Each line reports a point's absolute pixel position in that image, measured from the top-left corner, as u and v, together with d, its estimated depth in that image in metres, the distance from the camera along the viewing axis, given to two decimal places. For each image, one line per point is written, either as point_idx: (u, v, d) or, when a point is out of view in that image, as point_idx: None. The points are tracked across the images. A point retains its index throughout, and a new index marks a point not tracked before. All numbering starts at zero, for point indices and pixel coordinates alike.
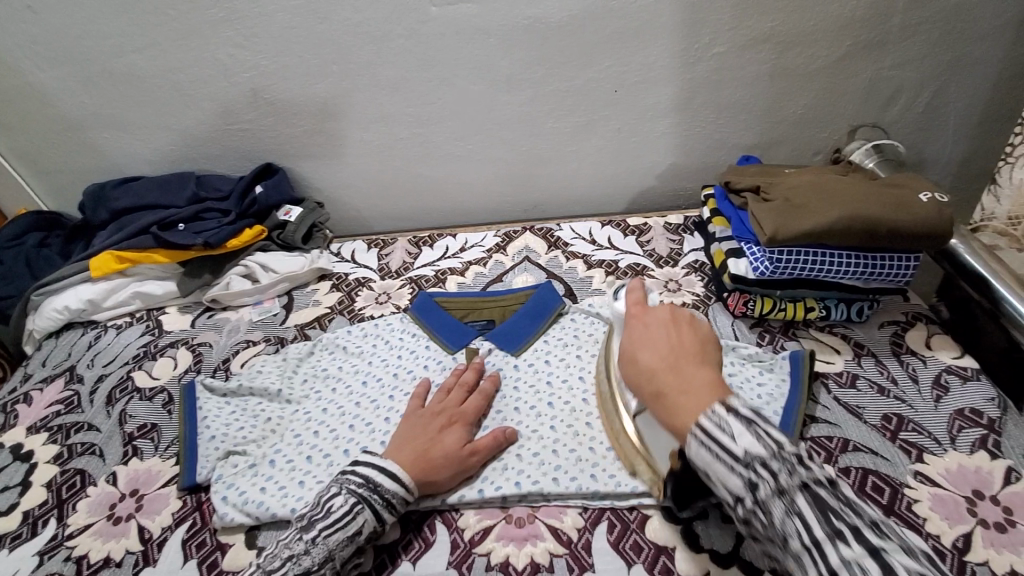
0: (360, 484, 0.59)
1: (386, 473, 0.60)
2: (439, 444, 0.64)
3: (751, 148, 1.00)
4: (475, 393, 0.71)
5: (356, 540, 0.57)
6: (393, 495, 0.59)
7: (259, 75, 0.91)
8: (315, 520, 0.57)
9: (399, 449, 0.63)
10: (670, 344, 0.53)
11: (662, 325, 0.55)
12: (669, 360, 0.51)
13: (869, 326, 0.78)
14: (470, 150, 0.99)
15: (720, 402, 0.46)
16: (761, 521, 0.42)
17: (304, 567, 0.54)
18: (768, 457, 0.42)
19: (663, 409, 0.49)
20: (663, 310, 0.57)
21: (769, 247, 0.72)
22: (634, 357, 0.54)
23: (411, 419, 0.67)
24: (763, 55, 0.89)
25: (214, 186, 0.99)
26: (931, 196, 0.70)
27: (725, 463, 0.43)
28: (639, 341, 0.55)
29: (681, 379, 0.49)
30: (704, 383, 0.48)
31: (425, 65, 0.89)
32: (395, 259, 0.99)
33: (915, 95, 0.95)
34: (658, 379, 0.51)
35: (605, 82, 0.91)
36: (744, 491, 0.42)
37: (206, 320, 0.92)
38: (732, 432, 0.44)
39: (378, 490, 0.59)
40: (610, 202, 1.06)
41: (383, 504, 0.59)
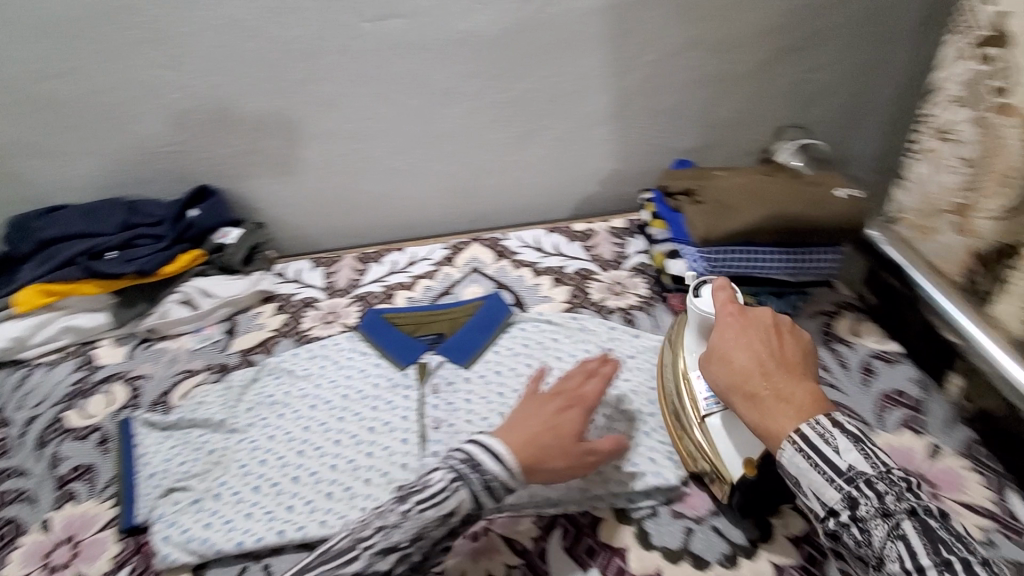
0: (484, 463, 0.55)
1: (496, 454, 0.56)
2: (552, 426, 0.59)
3: (687, 151, 1.03)
4: (594, 377, 0.65)
5: (449, 521, 0.53)
6: (493, 478, 0.55)
7: (189, 96, 0.88)
8: (410, 493, 0.54)
9: (508, 431, 0.58)
10: (769, 353, 0.56)
11: (756, 330, 0.58)
12: (767, 369, 0.55)
13: (802, 317, 0.82)
14: (412, 164, 0.98)
15: (827, 417, 0.51)
16: (854, 538, 0.47)
17: (393, 540, 0.52)
18: (874, 477, 0.47)
19: (756, 412, 0.53)
20: (757, 315, 0.60)
21: (704, 247, 0.75)
22: (729, 359, 0.56)
23: (527, 402, 0.62)
24: (691, 63, 0.93)
25: (146, 211, 0.94)
26: (847, 192, 0.75)
27: (826, 475, 0.48)
28: (734, 344, 0.57)
29: (782, 389, 0.53)
30: (805, 397, 0.52)
31: (361, 81, 0.88)
32: (342, 277, 0.97)
33: (832, 96, 1.00)
34: (754, 382, 0.54)
35: (542, 93, 0.93)
36: (841, 505, 0.48)
37: (143, 351, 0.88)
38: (837, 446, 0.49)
39: (482, 470, 0.55)
40: (556, 209, 1.08)
41: (484, 486, 0.54)
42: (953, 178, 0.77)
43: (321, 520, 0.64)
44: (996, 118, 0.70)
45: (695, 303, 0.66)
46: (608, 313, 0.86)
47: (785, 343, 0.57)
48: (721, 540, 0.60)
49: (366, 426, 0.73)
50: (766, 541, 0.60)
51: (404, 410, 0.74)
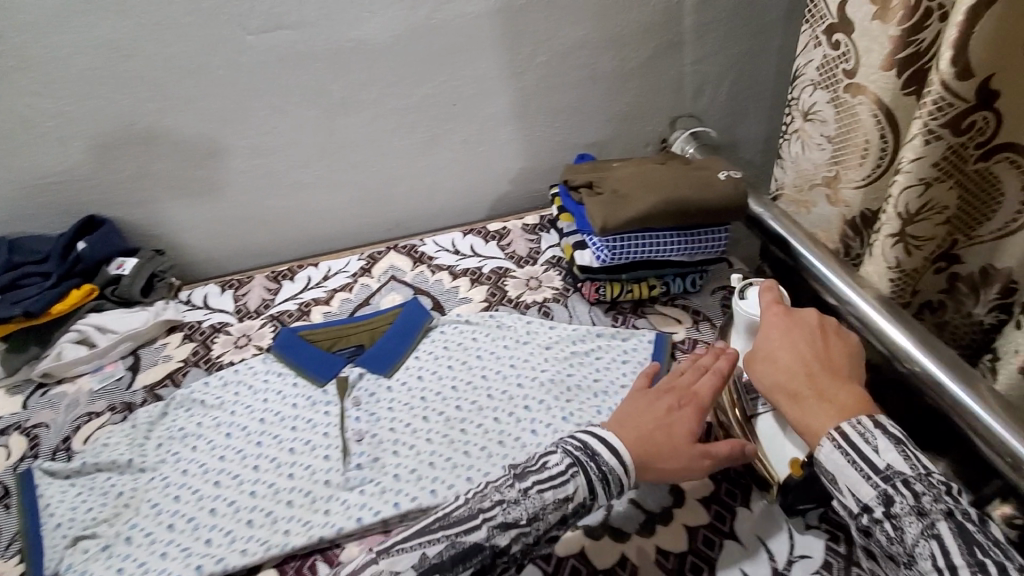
0: (594, 449, 0.57)
1: (608, 445, 0.57)
2: (665, 424, 0.59)
3: (591, 145, 1.07)
4: (709, 372, 0.63)
5: (564, 507, 0.53)
6: (609, 469, 0.56)
7: (64, 123, 0.83)
8: (528, 472, 0.55)
9: (621, 425, 0.60)
10: (813, 353, 0.58)
11: (804, 333, 0.60)
12: (811, 370, 0.57)
13: (704, 294, 0.87)
14: (318, 176, 0.97)
15: (868, 416, 0.52)
16: (888, 534, 0.48)
17: (512, 517, 0.52)
18: (911, 477, 0.48)
19: (797, 410, 0.55)
20: (805, 318, 0.62)
21: (603, 236, 0.78)
22: (776, 361, 0.59)
23: (636, 398, 0.63)
24: (582, 61, 0.97)
25: (32, 249, 0.88)
26: (729, 174, 0.80)
27: (864, 472, 0.49)
28: (779, 344, 0.60)
29: (827, 390, 0.55)
30: (848, 398, 0.54)
31: (252, 95, 0.86)
32: (253, 298, 0.94)
33: (717, 84, 1.07)
34: (797, 383, 0.56)
35: (443, 97, 0.94)
36: (875, 503, 0.48)
37: (39, 398, 0.82)
38: (876, 446, 0.50)
39: (596, 458, 0.56)
40: (471, 210, 1.09)
41: (599, 476, 0.55)
42: (821, 154, 0.80)
43: (243, 549, 0.62)
44: (848, 98, 0.73)
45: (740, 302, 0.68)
46: (525, 309, 0.88)
47: (829, 344, 0.59)
48: (639, 512, 0.63)
49: (287, 448, 0.71)
50: (679, 507, 0.64)
51: (325, 427, 0.73)
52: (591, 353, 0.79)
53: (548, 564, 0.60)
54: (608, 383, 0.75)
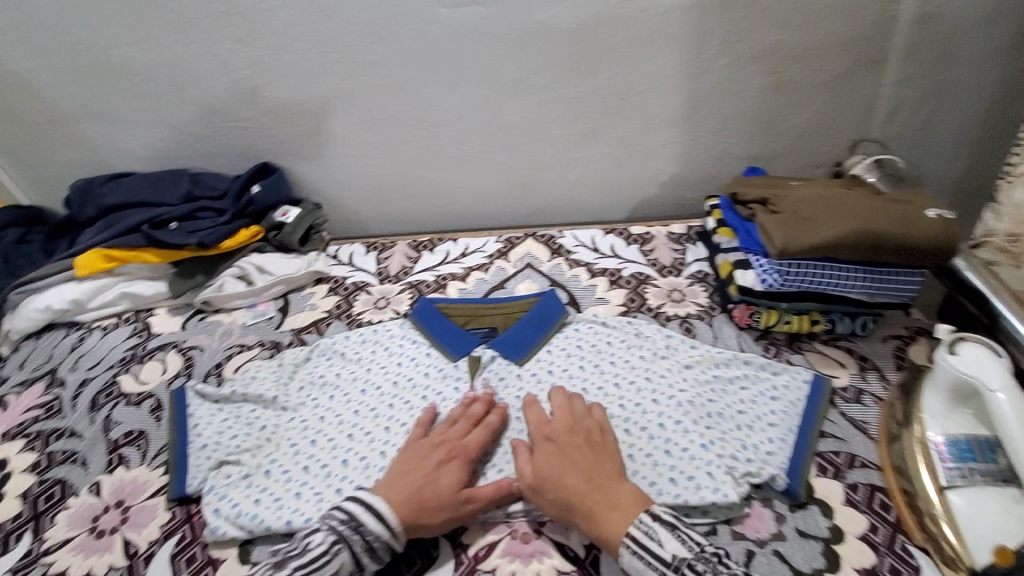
0: (363, 527, 0.56)
1: (375, 514, 0.56)
2: (435, 479, 0.59)
3: (755, 159, 1.00)
4: (481, 427, 0.65)
5: None
6: (375, 538, 0.56)
7: (259, 73, 0.88)
8: (288, 558, 0.54)
9: (390, 485, 0.59)
10: (591, 470, 0.58)
11: (579, 438, 0.61)
12: (593, 484, 0.57)
13: (873, 340, 0.78)
14: (473, 154, 0.97)
15: (647, 513, 0.55)
16: None
17: None
18: (692, 558, 0.52)
19: (593, 525, 0.55)
20: (563, 427, 0.62)
21: (778, 259, 0.72)
22: (558, 480, 0.58)
23: (412, 449, 0.63)
24: (766, 69, 0.90)
25: (209, 184, 0.95)
26: (939, 213, 0.70)
27: (658, 569, 0.52)
28: (557, 468, 0.59)
29: (611, 498, 0.56)
30: (628, 503, 0.56)
31: (430, 67, 0.87)
32: (394, 263, 0.97)
33: (914, 111, 0.95)
34: (581, 499, 0.56)
35: (612, 90, 0.91)
36: None
37: (197, 323, 0.89)
38: (659, 539, 0.53)
39: (360, 529, 0.56)
40: (613, 210, 1.06)
41: (364, 546, 0.55)
42: None
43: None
44: None
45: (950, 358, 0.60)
46: (665, 320, 0.84)
47: (598, 457, 0.60)
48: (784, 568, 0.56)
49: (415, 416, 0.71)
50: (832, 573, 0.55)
51: (454, 403, 0.71)
52: (736, 380, 0.71)
53: None
54: (757, 417, 0.67)
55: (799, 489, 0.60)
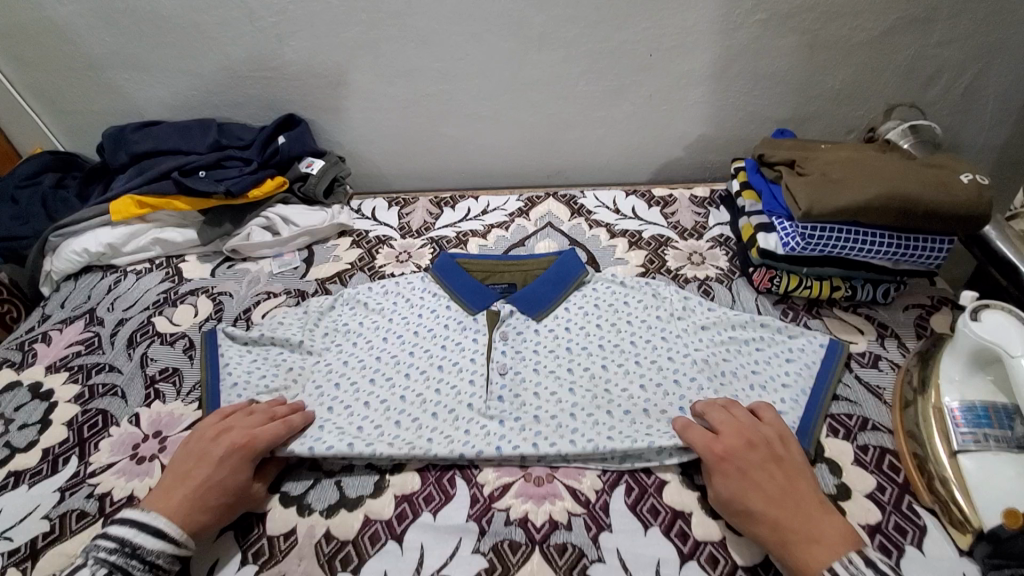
0: (143, 554, 0.52)
1: (156, 533, 0.53)
2: (221, 481, 0.58)
3: (784, 122, 0.98)
4: (276, 418, 0.64)
5: None
6: (156, 555, 0.53)
7: (283, 21, 0.88)
8: None
9: (168, 495, 0.56)
10: (782, 492, 0.54)
11: (765, 457, 0.56)
12: (789, 510, 0.53)
13: (893, 308, 0.77)
14: (496, 110, 0.97)
15: (858, 552, 0.49)
16: None
17: None
18: None
19: (790, 554, 0.51)
20: (739, 442, 0.58)
21: (802, 222, 0.71)
22: (743, 504, 0.54)
23: (194, 448, 0.60)
24: (803, 26, 0.86)
25: (236, 135, 0.97)
26: (972, 178, 0.69)
27: None
28: (741, 488, 0.55)
29: (811, 528, 0.51)
30: (828, 540, 0.50)
31: (455, 18, 0.86)
32: (416, 219, 0.99)
33: (957, 74, 0.91)
34: (779, 525, 0.52)
35: (642, 46, 0.88)
36: None
37: (226, 270, 0.92)
38: None
39: (137, 554, 0.52)
40: (635, 171, 1.05)
41: (144, 566, 0.52)
42: None
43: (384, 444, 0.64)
44: None
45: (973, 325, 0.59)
46: (684, 283, 0.84)
47: (785, 477, 0.55)
48: None
49: (433, 365, 0.72)
50: None
51: (472, 353, 0.73)
52: (751, 342, 0.72)
53: (685, 543, 0.56)
54: (769, 377, 0.68)
55: (810, 447, 0.61)
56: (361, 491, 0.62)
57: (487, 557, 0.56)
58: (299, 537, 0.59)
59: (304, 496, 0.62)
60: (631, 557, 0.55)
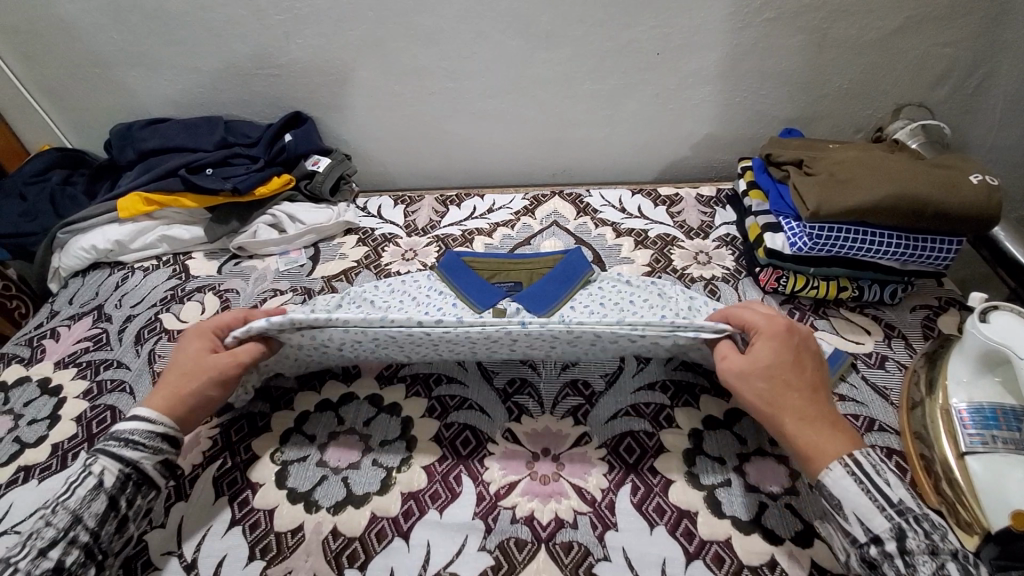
0: (122, 433, 0.55)
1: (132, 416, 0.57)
2: (178, 359, 0.61)
3: (791, 122, 0.97)
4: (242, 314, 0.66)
5: (102, 490, 0.52)
6: (130, 432, 0.55)
7: (291, 19, 0.88)
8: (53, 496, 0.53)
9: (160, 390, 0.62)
10: (817, 383, 0.54)
11: (804, 350, 0.56)
12: (820, 398, 0.53)
13: (901, 309, 0.77)
14: (503, 108, 0.97)
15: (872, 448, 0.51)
16: (896, 571, 0.45)
17: (49, 534, 0.50)
18: (920, 514, 0.47)
19: (808, 433, 0.51)
20: (797, 328, 0.57)
21: (810, 222, 0.71)
22: (783, 376, 0.53)
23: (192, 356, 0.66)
24: (811, 25, 0.86)
25: (242, 133, 0.98)
26: (982, 178, 0.68)
27: (877, 501, 0.47)
28: (786, 363, 0.54)
29: (834, 419, 0.52)
30: (843, 436, 0.51)
31: (463, 16, 0.85)
32: (421, 217, 0.99)
33: (968, 74, 0.91)
34: (808, 406, 0.52)
35: (648, 45, 0.88)
36: (885, 534, 0.46)
37: (232, 267, 0.92)
38: (888, 479, 0.48)
39: (114, 435, 0.55)
40: (640, 171, 1.05)
41: (121, 444, 0.55)
42: None
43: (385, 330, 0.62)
44: None
45: (980, 326, 0.59)
46: (690, 282, 0.83)
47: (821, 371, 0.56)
48: (795, 518, 0.57)
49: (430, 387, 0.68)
50: None
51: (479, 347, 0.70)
52: None
53: (691, 542, 0.56)
54: None
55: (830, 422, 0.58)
56: (368, 488, 0.62)
57: (493, 555, 0.56)
58: (306, 533, 0.59)
59: (311, 492, 0.62)
60: (636, 556, 0.55)
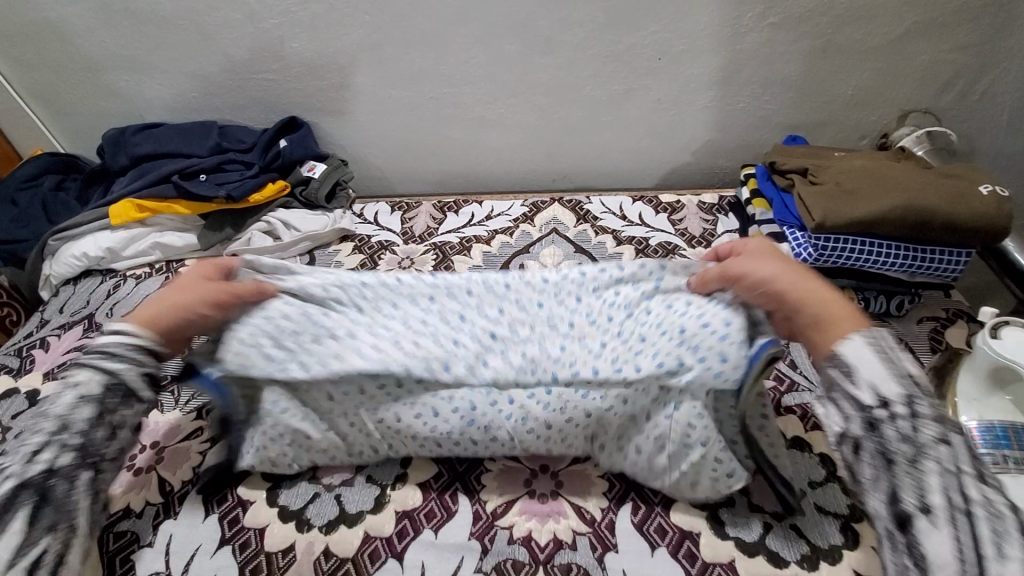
0: (100, 348, 0.52)
1: (110, 335, 0.53)
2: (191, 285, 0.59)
3: (794, 128, 0.96)
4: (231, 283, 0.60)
5: (87, 397, 0.49)
6: (112, 345, 0.52)
7: (286, 23, 0.87)
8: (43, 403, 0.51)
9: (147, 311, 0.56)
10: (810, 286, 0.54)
11: (771, 248, 0.58)
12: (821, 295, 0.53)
13: (906, 320, 0.74)
14: (502, 114, 0.95)
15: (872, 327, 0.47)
16: (900, 432, 0.42)
17: (38, 440, 0.48)
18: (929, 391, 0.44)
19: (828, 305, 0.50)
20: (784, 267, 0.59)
21: (815, 233, 0.70)
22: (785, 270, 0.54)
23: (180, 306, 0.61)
24: (816, 30, 0.84)
25: (237, 138, 0.96)
26: (992, 189, 0.67)
27: (894, 369, 0.44)
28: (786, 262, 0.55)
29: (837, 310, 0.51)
30: (850, 307, 0.49)
31: (461, 20, 0.84)
32: (419, 224, 0.97)
33: (974, 80, 0.89)
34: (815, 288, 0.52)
35: (649, 50, 0.86)
36: (897, 398, 0.43)
37: None
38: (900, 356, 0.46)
39: (95, 349, 0.52)
40: (642, 177, 1.04)
41: (106, 356, 0.51)
42: None
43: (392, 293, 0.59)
44: None
45: (990, 341, 0.58)
46: None
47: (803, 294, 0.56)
48: (801, 540, 0.55)
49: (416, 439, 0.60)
50: (851, 550, 0.54)
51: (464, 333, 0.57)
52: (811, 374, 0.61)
53: (693, 564, 0.54)
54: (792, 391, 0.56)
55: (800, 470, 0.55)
56: (361, 507, 0.60)
57: None
58: (297, 553, 0.57)
59: (303, 511, 0.60)
60: None
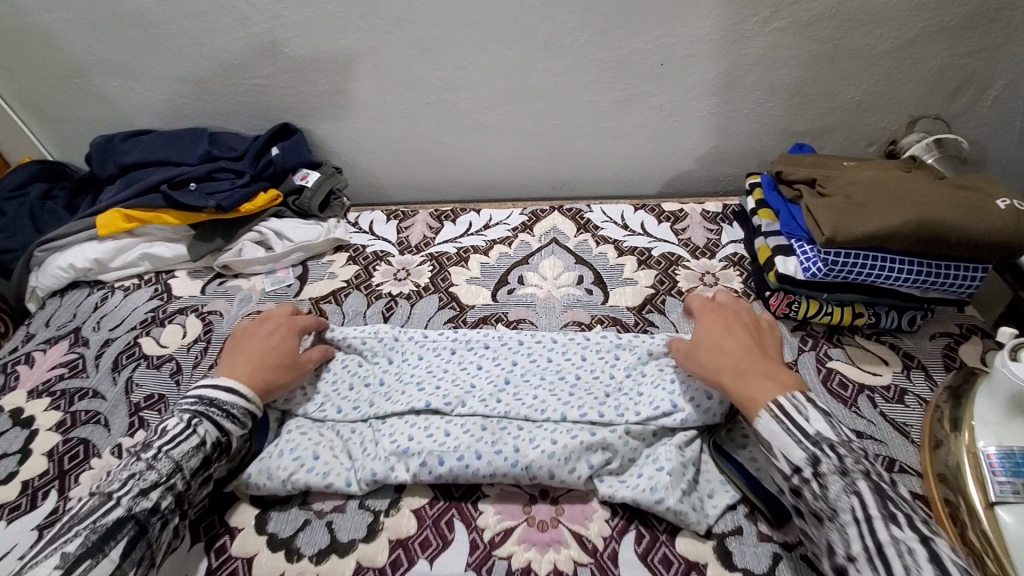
0: (224, 406, 0.57)
1: (223, 388, 0.58)
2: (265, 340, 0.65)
3: (801, 135, 0.93)
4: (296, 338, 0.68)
5: (204, 451, 0.54)
6: (233, 406, 0.57)
7: (278, 28, 0.84)
8: (151, 442, 0.54)
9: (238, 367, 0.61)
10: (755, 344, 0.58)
11: (715, 314, 0.62)
12: (757, 354, 0.56)
13: (920, 336, 0.73)
14: (500, 120, 0.93)
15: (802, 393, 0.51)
16: (813, 493, 0.47)
17: (150, 481, 0.51)
18: (836, 442, 0.48)
19: (742, 385, 0.54)
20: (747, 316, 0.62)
21: (825, 248, 0.67)
22: (714, 343, 0.59)
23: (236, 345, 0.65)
24: (824, 34, 0.81)
25: (228, 145, 0.94)
26: (1009, 203, 0.64)
27: (794, 437, 0.48)
28: (717, 334, 0.60)
29: (768, 370, 0.54)
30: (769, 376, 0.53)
31: (458, 25, 0.81)
32: (415, 234, 0.95)
33: (986, 86, 0.86)
34: (738, 361, 0.56)
35: (652, 55, 0.84)
36: (803, 463, 0.47)
37: (217, 287, 0.88)
38: (807, 415, 0.49)
39: (215, 403, 0.57)
40: (644, 185, 1.01)
41: (223, 415, 0.56)
42: None
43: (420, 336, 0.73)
44: None
45: (1010, 363, 0.55)
46: None
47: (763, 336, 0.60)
48: (812, 572, 0.53)
49: (416, 462, 0.59)
50: None
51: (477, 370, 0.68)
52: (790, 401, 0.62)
53: None
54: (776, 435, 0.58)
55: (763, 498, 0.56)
56: (354, 535, 0.58)
57: None
58: None
59: (293, 539, 0.58)
60: None
